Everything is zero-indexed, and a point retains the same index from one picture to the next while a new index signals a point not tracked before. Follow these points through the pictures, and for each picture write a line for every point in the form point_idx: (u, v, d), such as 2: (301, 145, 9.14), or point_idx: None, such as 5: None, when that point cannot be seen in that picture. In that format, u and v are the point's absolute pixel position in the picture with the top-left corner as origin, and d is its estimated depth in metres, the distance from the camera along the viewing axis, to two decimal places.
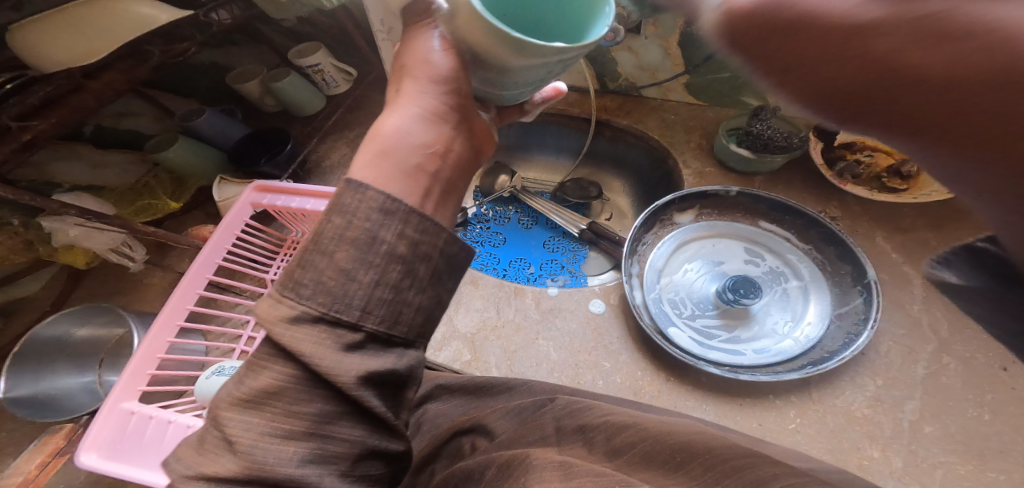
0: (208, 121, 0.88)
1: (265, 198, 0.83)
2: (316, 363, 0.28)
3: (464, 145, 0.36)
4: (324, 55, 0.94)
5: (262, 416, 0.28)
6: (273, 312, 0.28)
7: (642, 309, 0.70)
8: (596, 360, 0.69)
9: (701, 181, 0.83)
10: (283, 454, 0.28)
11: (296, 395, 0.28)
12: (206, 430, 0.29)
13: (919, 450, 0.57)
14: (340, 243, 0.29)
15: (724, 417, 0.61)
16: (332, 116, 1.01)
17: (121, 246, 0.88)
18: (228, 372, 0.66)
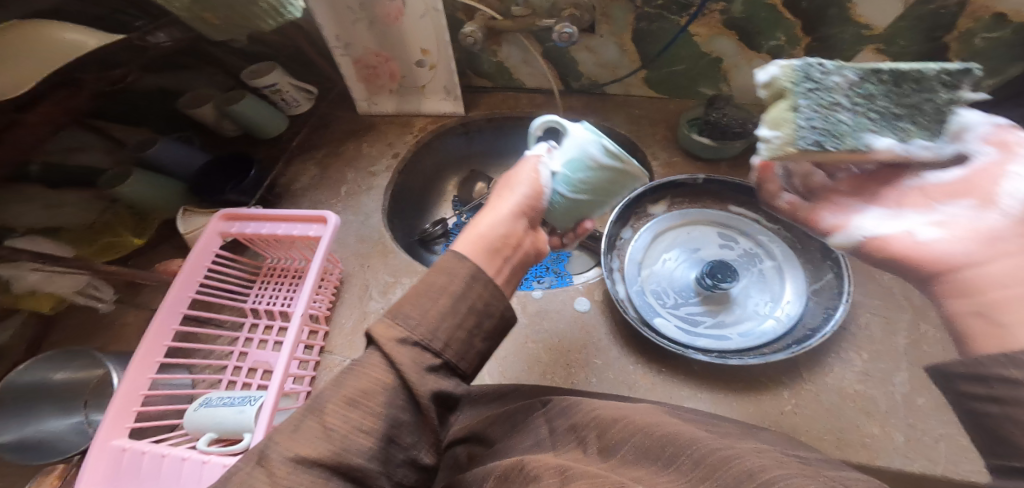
0: (162, 151, 0.86)
1: (234, 226, 0.81)
2: (404, 370, 0.35)
3: (529, 242, 0.51)
4: (280, 75, 0.92)
5: (356, 411, 0.33)
6: (391, 331, 0.37)
7: (626, 304, 0.70)
8: (587, 359, 0.69)
9: (669, 171, 0.80)
10: (360, 446, 0.32)
11: (382, 396, 0.34)
12: (303, 419, 0.33)
13: (918, 423, 0.54)
14: (441, 293, 0.39)
15: (720, 404, 0.60)
16: (297, 137, 1.00)
17: (87, 287, 0.85)
18: (216, 403, 0.64)
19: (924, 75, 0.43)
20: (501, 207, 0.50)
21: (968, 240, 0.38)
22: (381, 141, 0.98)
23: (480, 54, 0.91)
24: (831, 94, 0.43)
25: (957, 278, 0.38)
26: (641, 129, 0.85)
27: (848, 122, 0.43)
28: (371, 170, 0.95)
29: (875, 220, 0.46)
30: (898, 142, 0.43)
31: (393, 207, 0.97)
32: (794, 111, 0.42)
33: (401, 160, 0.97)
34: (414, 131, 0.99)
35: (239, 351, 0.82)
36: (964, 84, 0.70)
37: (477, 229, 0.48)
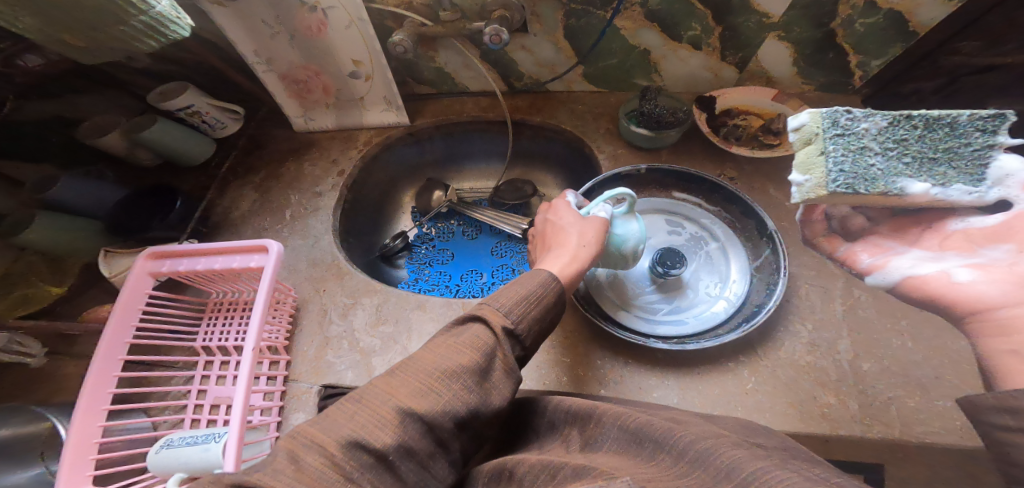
0: (66, 190, 0.78)
1: (164, 265, 0.76)
2: (506, 354, 0.48)
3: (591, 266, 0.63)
4: (196, 95, 0.87)
5: (464, 384, 0.43)
6: (501, 320, 0.49)
7: (586, 300, 0.69)
8: (556, 357, 0.67)
9: (616, 164, 0.79)
10: (464, 403, 0.43)
11: (490, 374, 0.46)
12: (432, 376, 0.43)
13: (866, 387, 0.57)
14: (538, 302, 0.53)
15: (687, 390, 0.60)
16: (225, 162, 0.98)
17: (9, 344, 0.72)
18: (179, 444, 0.60)
19: (956, 124, 0.52)
20: (587, 232, 0.63)
21: (1005, 281, 0.44)
22: (322, 159, 0.96)
23: (418, 61, 0.89)
24: (860, 140, 0.53)
25: (993, 318, 0.43)
26: (584, 124, 0.85)
27: (877, 166, 0.52)
28: (317, 189, 0.93)
29: (918, 262, 0.52)
30: (933, 186, 0.51)
31: (346, 226, 0.95)
32: (824, 156, 0.53)
33: (348, 177, 0.94)
34: (358, 145, 0.97)
35: (197, 389, 0.77)
36: (856, 67, 0.74)
37: (566, 252, 0.60)
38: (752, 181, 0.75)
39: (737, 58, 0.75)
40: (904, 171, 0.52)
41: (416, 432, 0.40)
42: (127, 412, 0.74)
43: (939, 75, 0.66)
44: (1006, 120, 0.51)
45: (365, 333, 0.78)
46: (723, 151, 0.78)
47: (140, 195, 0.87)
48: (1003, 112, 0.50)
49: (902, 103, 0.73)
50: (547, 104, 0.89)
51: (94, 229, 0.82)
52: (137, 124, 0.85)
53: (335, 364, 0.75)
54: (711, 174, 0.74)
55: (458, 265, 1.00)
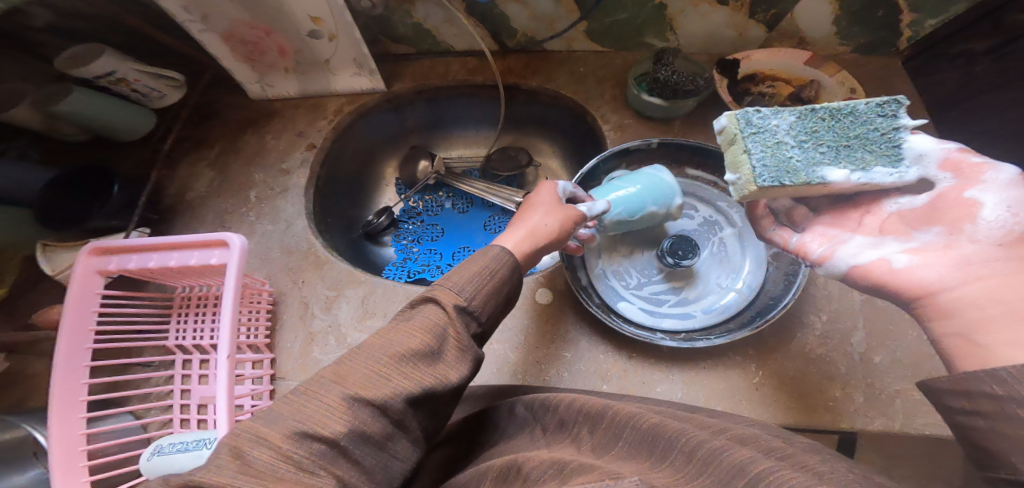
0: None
1: (112, 262, 0.67)
2: (459, 331, 0.39)
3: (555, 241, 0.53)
4: (118, 60, 0.72)
5: (414, 375, 0.35)
6: (451, 298, 0.41)
7: (590, 290, 0.64)
8: (556, 353, 0.63)
9: (623, 135, 0.71)
10: (403, 388, 0.34)
11: (445, 360, 0.38)
12: (377, 361, 0.35)
13: (875, 381, 0.52)
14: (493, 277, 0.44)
15: (692, 384, 0.56)
16: (169, 135, 0.85)
17: None
18: (175, 447, 0.55)
19: (859, 111, 0.52)
20: (546, 205, 0.54)
21: (944, 265, 0.42)
22: (285, 132, 0.84)
23: (393, 16, 0.77)
24: (774, 136, 0.52)
25: (938, 304, 0.41)
26: (587, 89, 0.75)
27: (797, 159, 0.51)
28: (282, 166, 0.82)
29: (856, 250, 0.49)
30: (852, 172, 0.50)
31: (320, 207, 0.85)
32: (746, 154, 0.51)
33: (318, 151, 0.83)
34: (328, 116, 0.84)
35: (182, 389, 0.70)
36: (908, 26, 0.66)
37: (520, 230, 0.51)
38: None
39: (767, 15, 0.66)
40: (822, 160, 0.51)
41: (367, 421, 0.33)
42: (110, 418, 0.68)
43: (999, 32, 0.59)
44: (901, 106, 0.51)
45: (351, 328, 0.71)
46: None
47: (71, 176, 0.73)
48: (895, 98, 0.51)
49: (948, 67, 0.66)
50: (544, 65, 0.78)
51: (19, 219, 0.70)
52: (50, 93, 0.71)
53: (323, 361, 0.69)
54: None
55: (449, 243, 0.93)
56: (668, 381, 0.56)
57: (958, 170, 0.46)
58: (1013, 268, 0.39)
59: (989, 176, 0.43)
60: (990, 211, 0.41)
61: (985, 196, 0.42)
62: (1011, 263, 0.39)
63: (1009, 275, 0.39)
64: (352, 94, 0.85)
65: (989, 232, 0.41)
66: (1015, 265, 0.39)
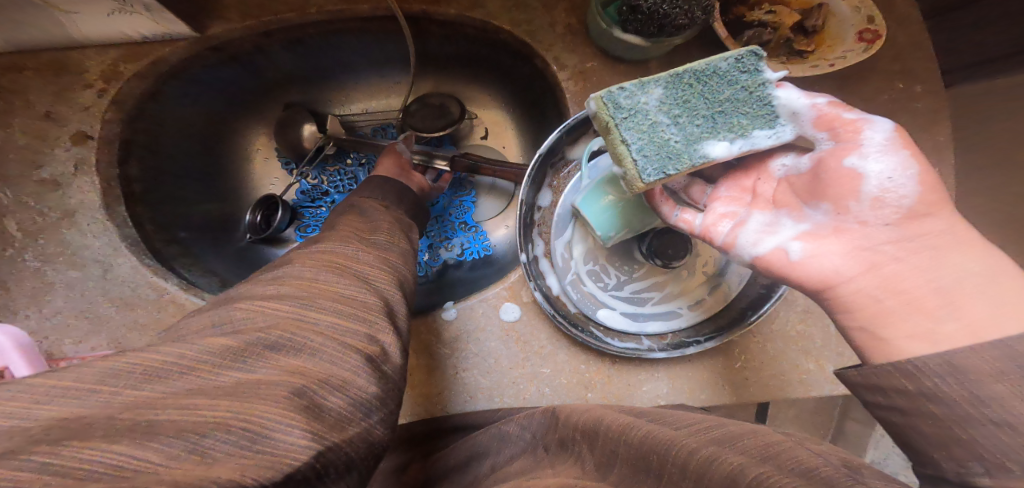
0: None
1: None
2: (352, 271, 0.34)
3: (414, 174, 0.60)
4: None
5: (264, 315, 0.28)
6: (342, 233, 0.39)
7: (566, 298, 0.56)
8: (532, 371, 0.57)
9: (585, 87, 0.54)
10: (248, 342, 0.25)
11: (324, 290, 0.31)
12: (225, 317, 0.27)
13: (845, 351, 0.55)
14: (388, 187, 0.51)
15: (676, 378, 0.55)
16: None
17: None
18: None
19: (723, 69, 0.33)
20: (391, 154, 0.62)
21: (838, 253, 0.31)
22: (16, 114, 0.52)
23: None
24: (646, 116, 0.33)
25: (836, 300, 0.31)
26: (530, 18, 0.55)
27: (676, 142, 0.33)
28: (39, 174, 0.52)
29: (746, 234, 0.36)
30: (736, 144, 0.32)
31: (153, 225, 0.58)
32: (620, 147, 0.33)
33: (107, 148, 0.53)
34: (92, 81, 0.53)
35: None
36: None
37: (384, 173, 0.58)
38: None
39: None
40: (701, 139, 0.32)
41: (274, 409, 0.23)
42: None
43: None
44: (760, 59, 0.33)
45: None
46: None
47: None
48: (755, 49, 0.33)
49: None
50: None
51: None
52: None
53: None
54: None
55: None
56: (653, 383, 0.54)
57: (834, 117, 0.31)
58: (902, 253, 0.28)
59: (870, 128, 0.30)
60: (879, 177, 0.29)
61: (869, 163, 0.30)
62: (899, 244, 0.29)
63: (900, 263, 0.28)
64: (117, 41, 0.53)
65: (878, 205, 0.29)
66: (910, 246, 0.28)
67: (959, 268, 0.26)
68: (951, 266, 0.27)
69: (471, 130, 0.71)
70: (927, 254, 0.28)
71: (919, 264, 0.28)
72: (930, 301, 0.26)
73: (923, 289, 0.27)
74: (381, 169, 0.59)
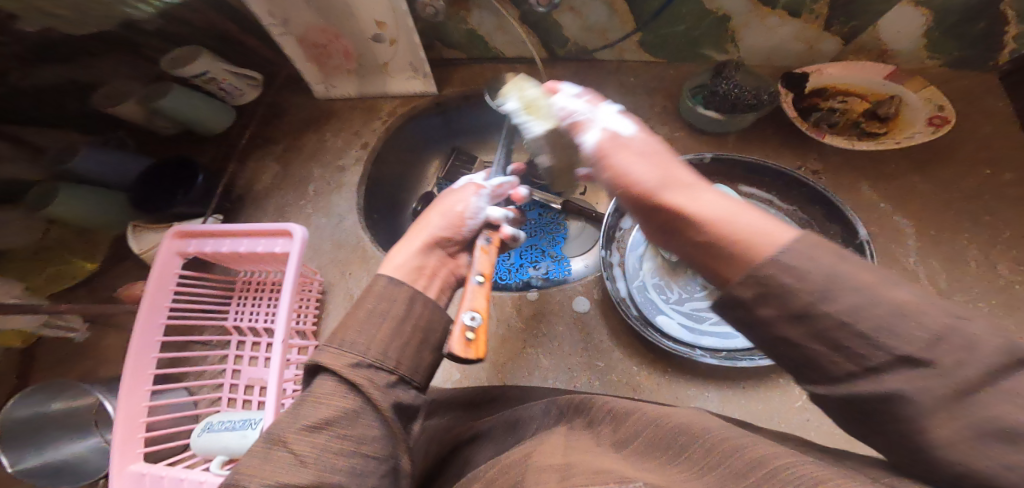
0: (87, 160, 0.76)
1: (190, 245, 0.73)
2: (379, 385, 0.36)
3: (441, 270, 0.49)
4: (213, 62, 0.80)
5: (321, 440, 0.33)
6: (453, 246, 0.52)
7: (628, 301, 0.64)
8: (589, 362, 0.63)
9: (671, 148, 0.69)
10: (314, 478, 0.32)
11: (356, 423, 0.34)
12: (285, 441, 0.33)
13: None
14: (392, 300, 0.40)
15: (729, 403, 0.57)
16: (247, 131, 0.90)
17: (53, 320, 0.75)
18: (219, 428, 0.64)
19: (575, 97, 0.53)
20: (448, 211, 0.53)
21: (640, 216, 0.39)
22: (325, 128, 0.89)
23: (448, 23, 0.81)
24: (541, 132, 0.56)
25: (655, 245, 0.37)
26: (636, 100, 0.75)
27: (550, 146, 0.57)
28: (321, 158, 0.87)
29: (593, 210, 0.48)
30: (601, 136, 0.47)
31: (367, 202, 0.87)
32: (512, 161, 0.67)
33: (371, 151, 0.87)
34: (383, 117, 0.88)
35: (231, 369, 0.78)
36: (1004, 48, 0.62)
37: (418, 247, 0.49)
38: (838, 175, 0.61)
39: (844, 28, 0.62)
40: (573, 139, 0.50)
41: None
42: (167, 390, 0.75)
43: None
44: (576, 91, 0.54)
45: None
46: (807, 139, 0.66)
47: (160, 167, 0.82)
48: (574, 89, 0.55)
49: None
50: (591, 74, 0.80)
51: (119, 202, 0.80)
52: (152, 91, 0.80)
53: None
54: (790, 167, 0.62)
55: None
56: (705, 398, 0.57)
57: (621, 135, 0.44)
58: (667, 213, 0.34)
59: (590, 134, 0.47)
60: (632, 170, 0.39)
61: (633, 159, 0.40)
62: (662, 213, 0.35)
63: (664, 223, 0.35)
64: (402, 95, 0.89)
65: (654, 180, 0.37)
66: (666, 210, 0.34)
67: (694, 223, 0.32)
68: (683, 217, 0.32)
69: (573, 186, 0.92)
70: (675, 216, 0.33)
71: (670, 219, 0.34)
72: (687, 243, 0.32)
73: (682, 234, 0.33)
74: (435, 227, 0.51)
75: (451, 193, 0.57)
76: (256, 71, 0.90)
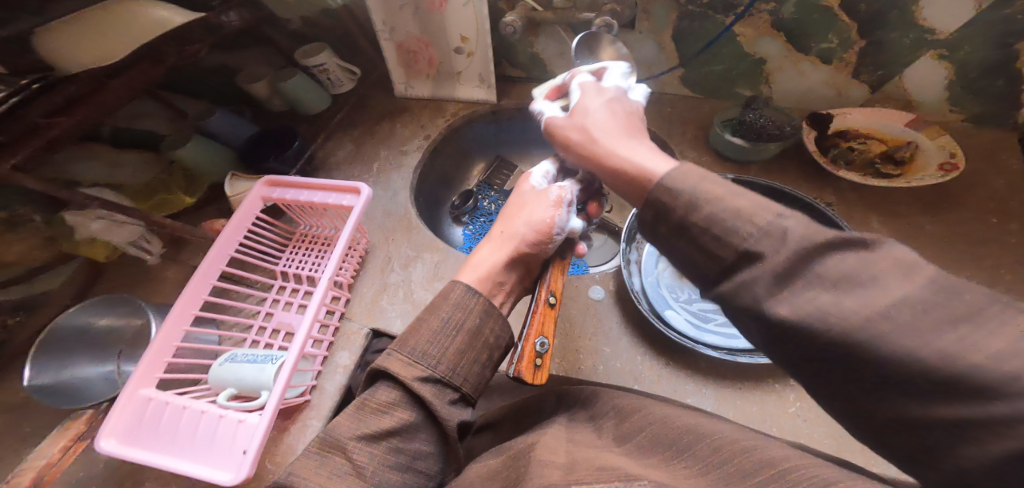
0: (217, 121, 0.94)
1: (275, 192, 0.86)
2: (436, 405, 0.42)
3: (516, 275, 0.55)
4: (330, 56, 0.98)
5: (381, 448, 0.39)
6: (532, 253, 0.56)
7: (640, 295, 0.69)
8: (596, 346, 0.67)
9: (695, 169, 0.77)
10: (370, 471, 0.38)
11: (407, 435, 0.41)
12: (354, 436, 0.39)
13: None
14: (458, 326, 0.46)
15: (724, 402, 0.60)
16: (337, 115, 1.05)
17: (139, 239, 0.86)
18: (242, 359, 0.68)
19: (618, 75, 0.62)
20: (535, 222, 0.56)
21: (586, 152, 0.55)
22: (398, 120, 1.03)
23: (517, 45, 0.95)
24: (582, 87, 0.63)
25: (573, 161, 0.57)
26: (669, 128, 0.83)
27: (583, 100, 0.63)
28: (390, 144, 1.00)
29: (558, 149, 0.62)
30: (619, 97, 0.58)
31: (421, 186, 1.00)
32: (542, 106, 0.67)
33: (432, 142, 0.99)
34: (445, 116, 1.01)
35: (266, 310, 0.85)
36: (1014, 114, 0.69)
37: (502, 256, 0.54)
38: (851, 209, 0.66)
39: (872, 78, 0.71)
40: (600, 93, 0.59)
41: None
42: (202, 319, 0.82)
43: None
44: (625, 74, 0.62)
45: (419, 287, 0.82)
46: (825, 175, 0.72)
47: (267, 133, 1.00)
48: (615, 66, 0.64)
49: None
50: None
51: (227, 157, 0.96)
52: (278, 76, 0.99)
53: (388, 310, 0.80)
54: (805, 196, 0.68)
55: None
56: (701, 393, 0.60)
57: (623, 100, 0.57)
58: (602, 153, 0.51)
59: (571, 92, 0.61)
60: (608, 121, 0.54)
61: (609, 115, 0.54)
62: (601, 148, 0.51)
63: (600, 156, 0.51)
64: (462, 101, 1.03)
65: (610, 131, 0.52)
66: (598, 146, 0.52)
67: (615, 158, 0.48)
68: (603, 150, 0.51)
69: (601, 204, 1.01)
70: (607, 155, 0.50)
71: (604, 156, 0.50)
72: (609, 169, 0.49)
73: (608, 165, 0.49)
74: (520, 236, 0.55)
75: (543, 194, 0.58)
76: (355, 67, 1.07)
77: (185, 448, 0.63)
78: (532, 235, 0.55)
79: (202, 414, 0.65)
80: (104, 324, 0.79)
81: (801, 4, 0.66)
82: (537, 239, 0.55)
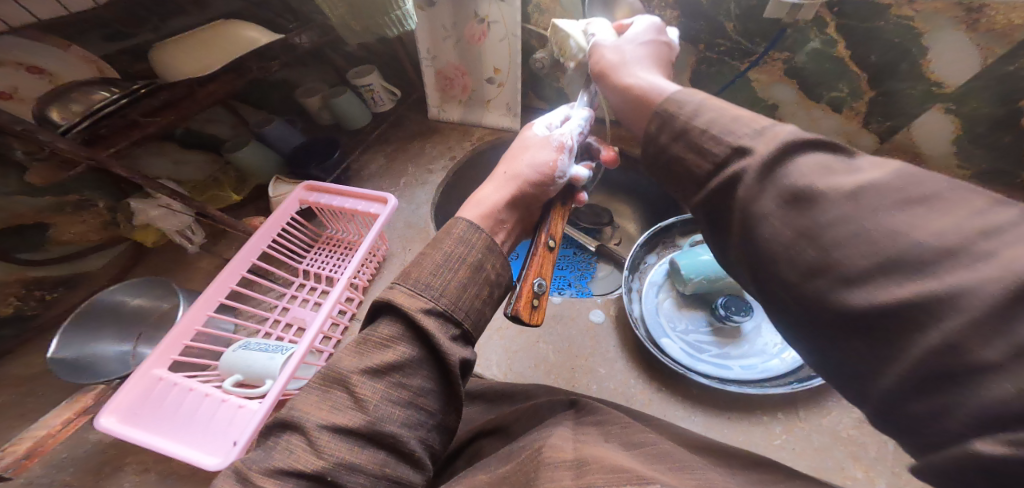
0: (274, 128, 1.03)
1: (312, 196, 0.93)
2: (436, 340, 0.38)
3: (517, 217, 0.55)
4: (376, 77, 1.08)
5: (381, 383, 0.36)
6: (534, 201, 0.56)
7: (638, 321, 0.70)
8: (591, 366, 0.67)
9: None
10: (368, 405, 0.35)
11: (408, 371, 0.37)
12: (351, 366, 0.36)
13: (904, 473, 0.54)
14: (463, 260, 0.42)
15: (712, 429, 0.58)
16: (376, 130, 1.13)
17: (186, 229, 0.93)
18: (255, 347, 0.70)
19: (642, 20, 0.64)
20: (536, 164, 0.57)
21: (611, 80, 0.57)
22: (430, 140, 1.10)
23: (546, 80, 1.03)
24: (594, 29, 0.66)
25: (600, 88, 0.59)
26: None
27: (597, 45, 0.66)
28: (421, 160, 1.06)
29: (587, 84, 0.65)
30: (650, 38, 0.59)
31: (442, 200, 1.06)
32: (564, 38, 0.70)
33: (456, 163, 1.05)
34: (472, 139, 1.08)
35: (283, 305, 0.89)
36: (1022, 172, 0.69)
37: (501, 195, 0.53)
38: None
39: (881, 127, 0.75)
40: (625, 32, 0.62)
41: (368, 451, 0.34)
42: (223, 308, 0.86)
43: None
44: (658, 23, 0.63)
45: None
46: None
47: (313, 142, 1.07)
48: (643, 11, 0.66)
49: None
50: None
51: (275, 160, 1.04)
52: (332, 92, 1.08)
53: None
54: None
55: None
56: (690, 418, 0.59)
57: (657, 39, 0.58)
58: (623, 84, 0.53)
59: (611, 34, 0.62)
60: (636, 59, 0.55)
61: (637, 53, 0.56)
62: (626, 77, 0.53)
63: (623, 86, 0.53)
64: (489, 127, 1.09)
65: (635, 66, 0.54)
66: (624, 75, 0.54)
67: (635, 87, 0.50)
68: (626, 81, 0.53)
69: (610, 236, 1.03)
70: (629, 84, 0.52)
71: (623, 90, 0.52)
72: (626, 95, 0.51)
73: (626, 94, 0.51)
74: (523, 181, 0.55)
75: (544, 142, 0.60)
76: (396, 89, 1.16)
77: (189, 431, 0.65)
78: (531, 179, 0.56)
79: (205, 398, 0.68)
80: (135, 304, 0.85)
81: (812, 55, 0.72)
82: (535, 186, 0.56)
